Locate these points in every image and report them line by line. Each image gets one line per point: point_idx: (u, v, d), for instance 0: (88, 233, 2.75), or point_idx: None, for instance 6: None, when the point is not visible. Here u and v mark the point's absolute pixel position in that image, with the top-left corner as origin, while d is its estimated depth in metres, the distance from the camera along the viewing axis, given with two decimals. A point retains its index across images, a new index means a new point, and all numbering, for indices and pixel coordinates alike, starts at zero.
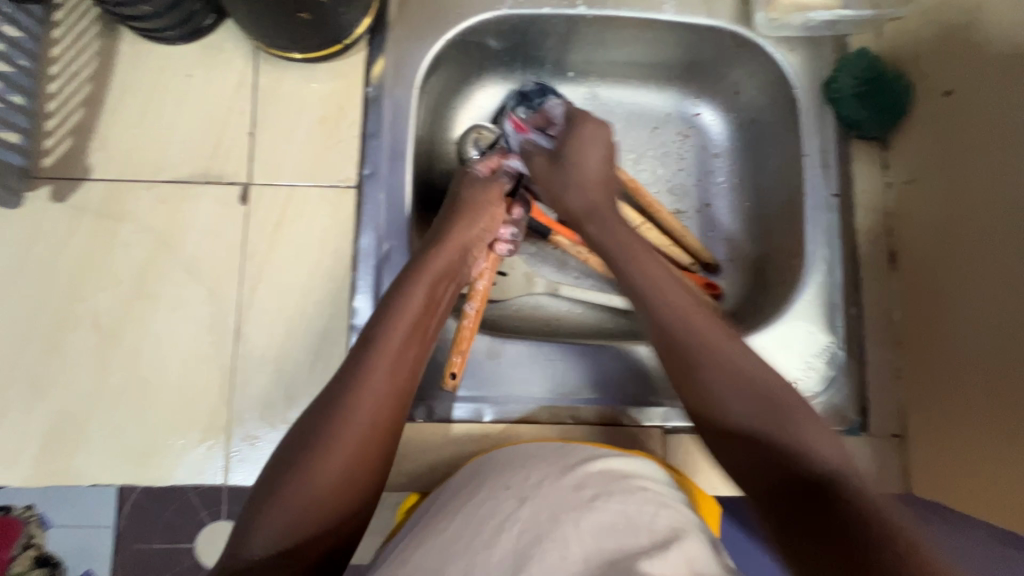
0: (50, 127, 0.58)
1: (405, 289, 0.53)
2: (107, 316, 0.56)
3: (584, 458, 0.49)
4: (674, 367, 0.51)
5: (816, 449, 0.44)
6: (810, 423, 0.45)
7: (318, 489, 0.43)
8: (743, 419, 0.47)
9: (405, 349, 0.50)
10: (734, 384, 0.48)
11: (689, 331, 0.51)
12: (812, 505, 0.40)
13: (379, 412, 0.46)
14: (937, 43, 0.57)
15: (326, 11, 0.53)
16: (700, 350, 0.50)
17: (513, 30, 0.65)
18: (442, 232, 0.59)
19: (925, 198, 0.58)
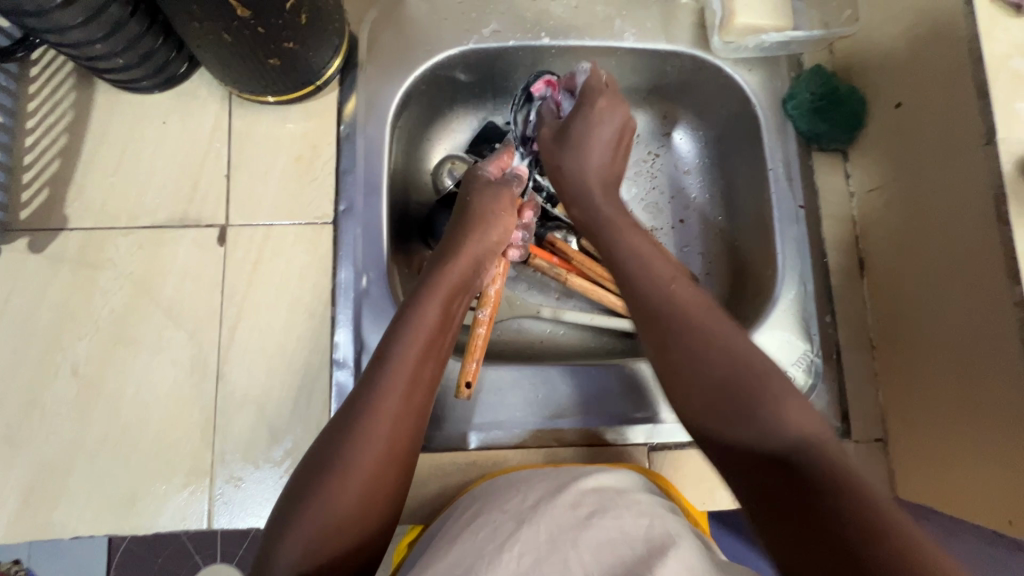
0: (27, 180, 0.58)
1: (420, 304, 0.50)
2: (87, 364, 0.56)
3: (578, 476, 0.49)
4: (649, 328, 0.49)
5: (785, 417, 0.42)
6: (780, 386, 0.43)
7: (341, 511, 0.41)
8: (708, 384, 0.45)
9: (423, 364, 0.47)
10: (707, 350, 0.46)
11: (663, 300, 0.49)
12: (779, 474, 0.39)
13: (399, 431, 0.44)
14: (884, 58, 0.60)
15: (295, 56, 0.55)
16: (676, 321, 0.48)
17: (481, 63, 0.67)
18: (455, 241, 0.56)
19: (886, 205, 0.59)
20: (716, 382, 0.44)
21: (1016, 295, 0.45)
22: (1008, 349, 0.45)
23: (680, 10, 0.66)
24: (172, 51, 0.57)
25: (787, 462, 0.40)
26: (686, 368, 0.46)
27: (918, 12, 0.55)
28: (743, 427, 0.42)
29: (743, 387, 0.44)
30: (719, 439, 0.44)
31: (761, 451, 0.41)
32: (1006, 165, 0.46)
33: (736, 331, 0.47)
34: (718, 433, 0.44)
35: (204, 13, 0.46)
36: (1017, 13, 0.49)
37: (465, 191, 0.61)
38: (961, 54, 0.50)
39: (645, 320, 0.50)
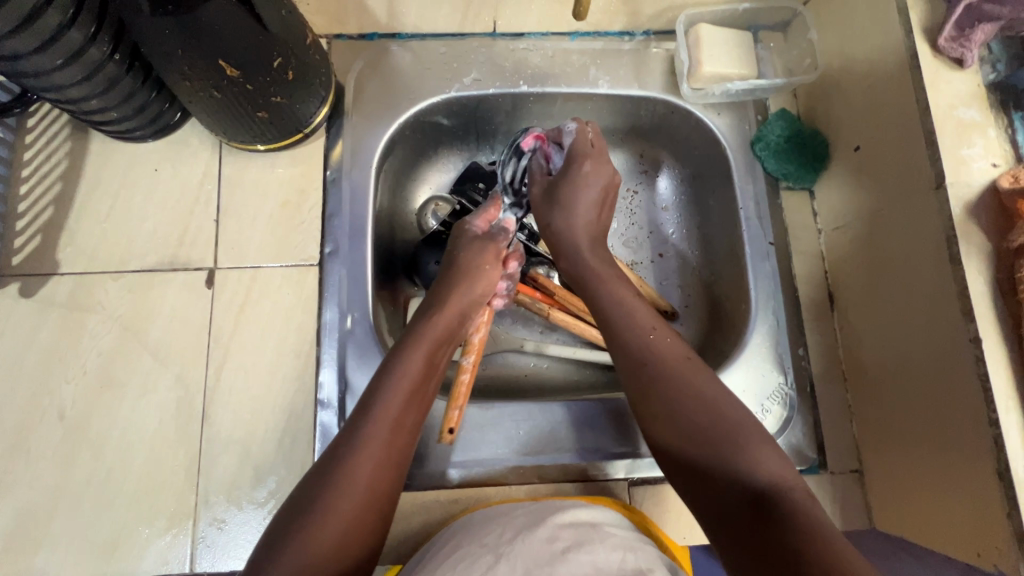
0: (20, 227, 0.60)
1: (402, 354, 0.52)
2: (73, 408, 0.57)
3: (555, 510, 0.50)
4: (631, 379, 0.51)
5: (757, 464, 0.44)
6: (753, 436, 0.46)
7: (314, 558, 0.40)
8: (686, 434, 0.47)
9: (404, 414, 0.49)
10: (688, 406, 0.48)
11: (643, 349, 0.52)
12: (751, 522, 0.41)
13: (378, 478, 0.45)
14: (844, 103, 0.63)
15: (283, 108, 0.57)
16: (657, 372, 0.50)
17: (463, 109, 0.70)
18: (438, 293, 0.58)
19: (851, 242, 0.62)
20: (695, 432, 0.47)
21: (972, 331, 0.47)
22: (965, 382, 0.48)
23: (652, 57, 0.69)
24: (165, 103, 0.60)
25: (759, 508, 0.42)
26: (668, 420, 0.48)
27: (872, 63, 0.58)
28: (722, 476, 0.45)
29: (718, 436, 0.46)
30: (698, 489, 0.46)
31: (736, 499, 0.43)
32: (955, 210, 0.49)
33: (717, 383, 0.49)
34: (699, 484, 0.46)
35: (196, 73, 0.49)
36: (958, 66, 0.52)
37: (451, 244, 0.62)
38: (911, 104, 0.53)
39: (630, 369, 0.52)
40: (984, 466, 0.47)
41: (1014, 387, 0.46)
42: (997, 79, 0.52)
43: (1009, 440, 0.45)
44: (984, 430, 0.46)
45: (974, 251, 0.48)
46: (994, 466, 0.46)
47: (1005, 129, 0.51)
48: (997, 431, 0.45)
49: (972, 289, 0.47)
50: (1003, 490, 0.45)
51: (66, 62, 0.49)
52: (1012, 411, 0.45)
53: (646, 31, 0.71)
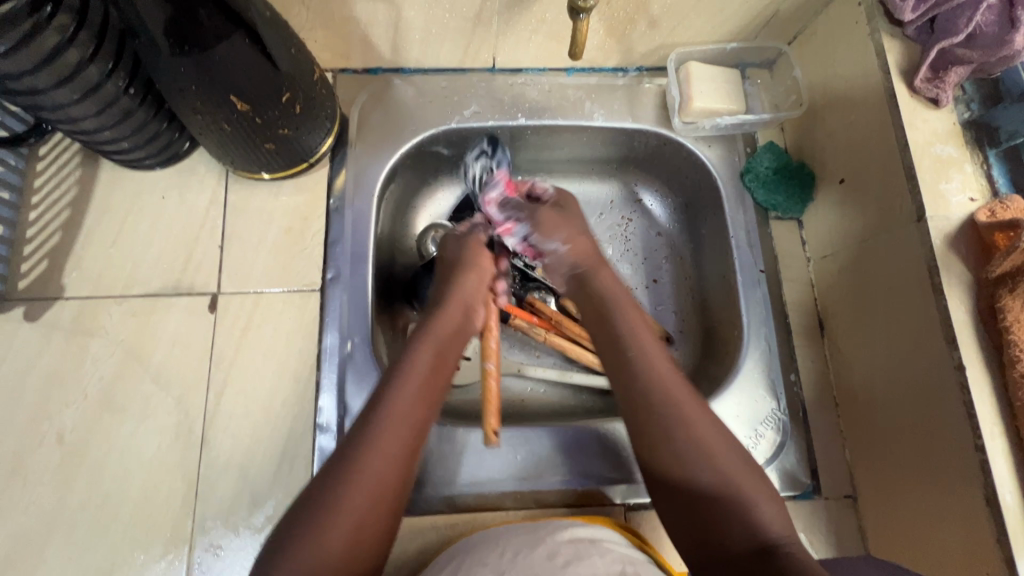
0: (27, 252, 0.61)
1: (411, 351, 0.53)
2: (73, 432, 0.57)
3: (553, 526, 0.52)
4: (630, 410, 0.51)
5: (761, 517, 0.44)
6: (757, 488, 0.46)
7: (328, 553, 0.42)
8: (687, 475, 0.47)
9: (414, 405, 0.49)
10: (697, 462, 0.47)
11: (659, 395, 0.50)
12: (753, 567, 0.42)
13: (388, 472, 0.46)
14: (828, 137, 0.66)
15: (291, 139, 0.59)
16: (666, 419, 0.49)
17: (463, 139, 0.72)
18: (444, 287, 0.60)
19: (838, 271, 0.64)
20: (698, 474, 0.46)
21: (956, 358, 0.49)
22: (951, 407, 0.49)
23: (644, 93, 0.72)
24: (175, 133, 0.62)
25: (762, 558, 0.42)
26: (669, 457, 0.47)
27: (853, 102, 0.61)
28: (721, 523, 0.44)
29: (722, 482, 0.46)
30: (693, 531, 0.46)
31: (738, 543, 0.43)
32: (936, 241, 0.51)
33: (716, 423, 0.49)
34: (697, 524, 0.46)
35: (208, 107, 0.51)
36: (935, 105, 0.55)
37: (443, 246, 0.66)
38: (891, 141, 0.56)
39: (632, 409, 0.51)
40: (972, 490, 0.48)
41: (998, 413, 0.47)
42: (971, 117, 0.55)
43: (995, 465, 0.46)
44: (971, 456, 0.48)
45: (956, 282, 0.50)
46: (981, 491, 0.47)
47: (980, 165, 0.53)
48: (983, 456, 0.47)
49: (954, 318, 0.49)
50: (992, 515, 0.46)
51: (82, 96, 0.51)
52: (998, 437, 0.47)
53: (639, 68, 0.74)
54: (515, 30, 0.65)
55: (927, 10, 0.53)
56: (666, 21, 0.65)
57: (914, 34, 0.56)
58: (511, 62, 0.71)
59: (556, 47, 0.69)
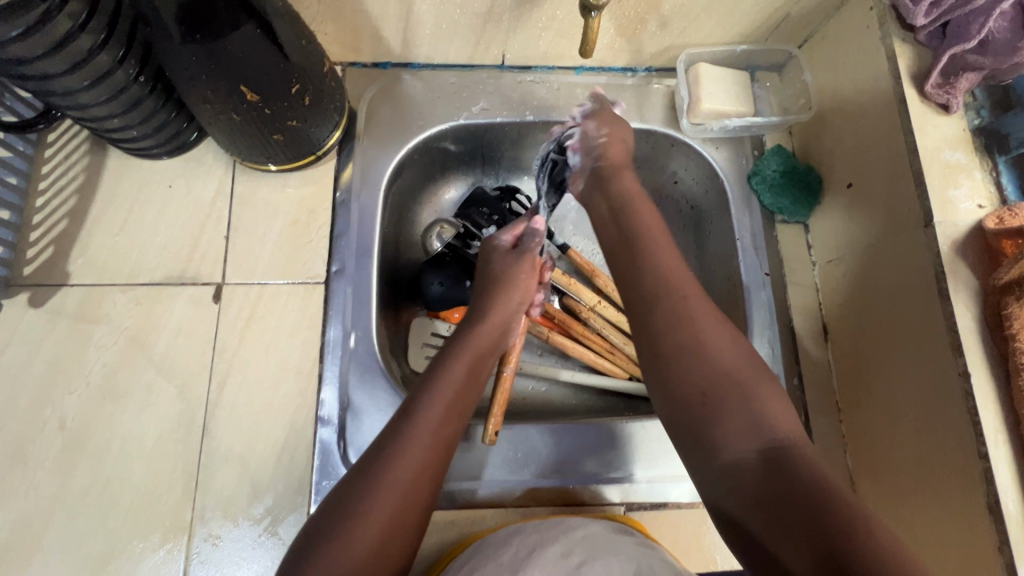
0: (34, 238, 0.61)
1: (446, 362, 0.54)
2: (75, 419, 0.57)
3: (566, 522, 0.53)
4: (641, 323, 0.50)
5: (771, 414, 0.44)
6: (766, 387, 0.46)
7: (355, 559, 0.41)
8: (705, 384, 0.46)
9: (449, 417, 0.50)
10: (705, 359, 0.46)
11: (677, 305, 0.49)
12: (764, 469, 0.41)
13: (420, 482, 0.46)
14: (836, 142, 0.66)
15: (299, 131, 0.59)
16: (690, 335, 0.48)
17: (470, 135, 0.72)
18: (484, 302, 0.60)
19: (844, 275, 0.64)
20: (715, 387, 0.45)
21: (961, 365, 0.49)
22: (955, 414, 0.49)
23: (653, 93, 0.72)
24: (183, 122, 0.62)
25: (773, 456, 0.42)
26: (688, 371, 0.47)
27: (862, 106, 0.61)
28: (732, 425, 0.44)
29: (734, 386, 0.45)
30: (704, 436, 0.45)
31: (748, 450, 0.43)
32: (943, 247, 0.51)
33: (727, 329, 0.49)
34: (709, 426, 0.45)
35: (217, 97, 0.51)
36: (945, 111, 0.55)
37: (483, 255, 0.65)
38: (900, 146, 0.56)
39: (641, 316, 0.50)
40: (976, 499, 0.48)
41: (1002, 421, 0.47)
42: (981, 125, 0.55)
43: (998, 473, 0.46)
44: (974, 463, 0.48)
45: (962, 288, 0.50)
46: (984, 498, 0.47)
47: (989, 172, 0.53)
48: (986, 464, 0.47)
49: (960, 325, 0.49)
50: (994, 523, 0.46)
51: (93, 83, 0.51)
52: (1001, 444, 0.47)
53: (648, 68, 0.74)
54: (525, 27, 0.65)
55: (939, 15, 0.53)
56: (677, 21, 0.65)
57: (926, 39, 0.56)
58: (521, 59, 0.71)
59: (567, 45, 0.68)
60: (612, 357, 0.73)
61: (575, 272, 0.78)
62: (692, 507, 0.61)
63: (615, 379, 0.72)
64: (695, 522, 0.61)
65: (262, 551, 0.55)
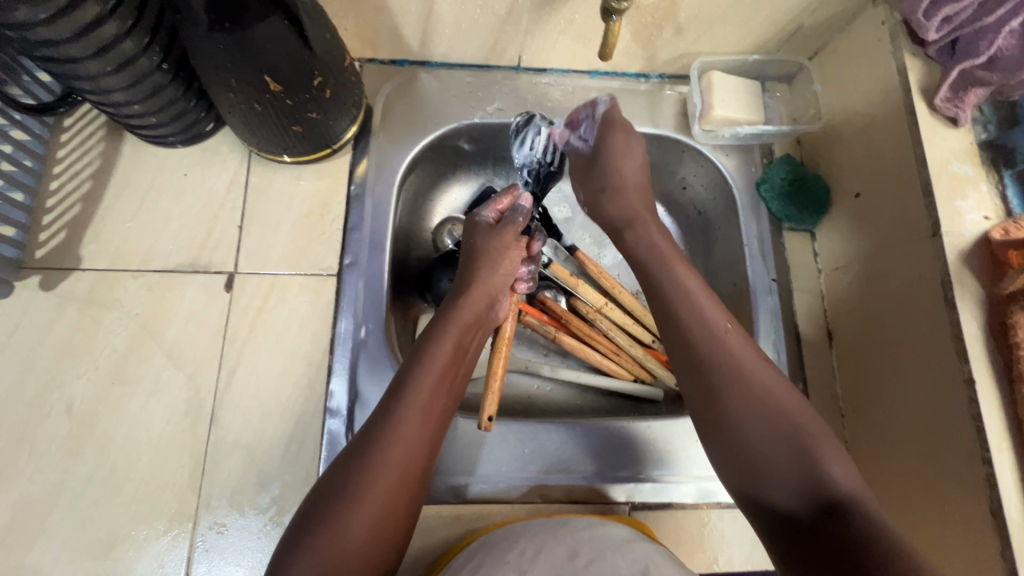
0: (47, 221, 0.61)
1: (434, 341, 0.55)
2: (83, 403, 0.57)
3: (569, 522, 0.53)
4: (698, 392, 0.52)
5: (829, 476, 0.46)
6: (828, 443, 0.48)
7: (351, 539, 0.43)
8: (762, 455, 0.48)
9: (435, 395, 0.51)
10: (756, 412, 0.49)
11: (736, 375, 0.51)
12: (822, 534, 0.44)
13: (410, 467, 0.47)
14: (843, 153, 0.67)
15: (318, 123, 0.60)
16: (749, 412, 0.49)
17: (484, 135, 0.73)
18: (466, 280, 0.60)
19: (849, 282, 0.65)
20: (769, 458, 0.48)
21: (966, 372, 0.50)
22: (959, 420, 0.50)
23: (665, 100, 0.74)
24: (202, 111, 0.62)
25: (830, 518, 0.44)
26: (746, 441, 0.49)
27: (871, 117, 0.62)
28: (786, 490, 0.47)
29: (794, 455, 0.47)
30: (765, 503, 0.48)
31: (806, 513, 0.45)
32: (950, 256, 0.52)
33: (780, 380, 0.50)
34: (768, 491, 0.48)
35: (240, 85, 0.51)
36: (953, 124, 0.56)
37: (469, 236, 0.65)
38: (909, 157, 0.57)
39: (698, 386, 0.52)
40: (979, 504, 0.48)
41: (1006, 428, 0.48)
42: (987, 138, 0.56)
43: (1001, 479, 0.47)
44: (977, 468, 0.49)
45: (968, 297, 0.51)
46: (986, 504, 0.48)
47: (994, 185, 0.55)
48: (989, 469, 0.48)
49: (965, 333, 0.50)
50: (997, 529, 0.47)
51: (116, 69, 0.51)
52: (1005, 451, 0.47)
53: (660, 74, 0.75)
54: (543, 30, 0.66)
55: (950, 31, 0.54)
56: (692, 29, 0.66)
57: (936, 54, 0.57)
58: (537, 61, 0.72)
59: (583, 49, 0.69)
60: (617, 359, 0.73)
61: (582, 273, 0.79)
62: (697, 508, 0.61)
63: (621, 381, 0.73)
64: (699, 522, 0.61)
65: (267, 540, 0.55)
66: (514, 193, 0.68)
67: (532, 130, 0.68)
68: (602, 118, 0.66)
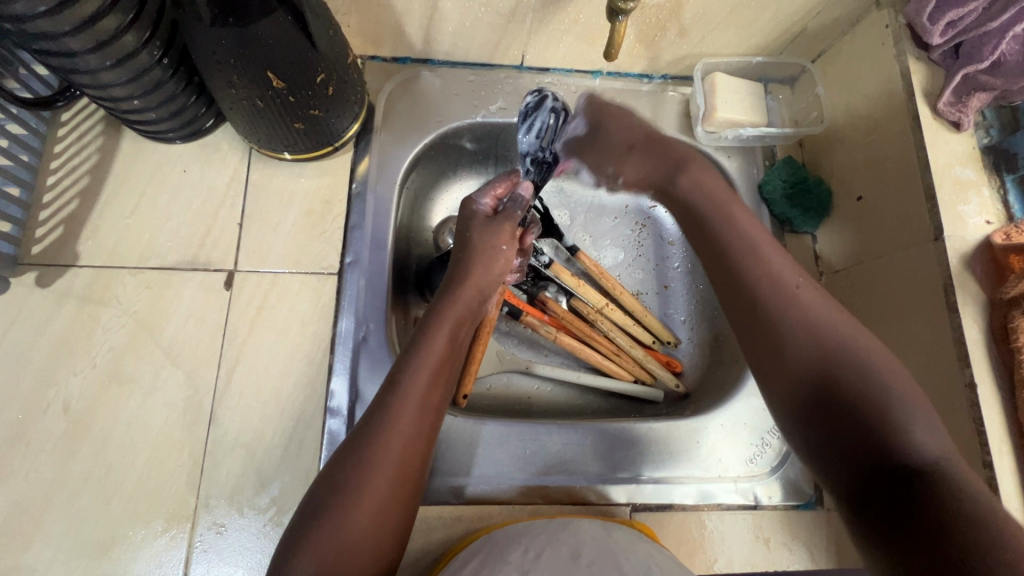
0: (43, 217, 0.61)
1: (429, 334, 0.54)
2: (79, 401, 0.56)
3: (572, 522, 0.53)
4: (758, 347, 0.51)
5: (912, 440, 0.42)
6: (911, 408, 0.43)
7: (352, 533, 0.43)
8: (828, 416, 0.45)
9: (433, 387, 0.51)
10: (814, 363, 0.47)
11: (803, 326, 0.48)
12: (898, 493, 0.40)
13: (411, 459, 0.47)
14: (846, 155, 0.67)
15: (320, 120, 0.59)
16: (813, 370, 0.47)
17: (486, 134, 0.73)
18: (461, 275, 0.59)
19: (851, 284, 0.65)
20: (836, 417, 0.45)
21: (967, 375, 0.50)
22: (959, 423, 0.51)
23: (668, 101, 0.74)
24: (202, 107, 0.61)
25: (909, 484, 0.40)
26: (812, 403, 0.47)
27: (873, 122, 0.63)
28: (852, 451, 0.43)
29: (867, 417, 0.44)
30: (828, 466, 0.45)
31: (877, 470, 0.42)
32: (953, 260, 0.53)
33: (849, 329, 0.48)
34: (832, 450, 0.45)
35: (243, 82, 0.51)
36: (956, 129, 0.57)
37: (462, 225, 0.64)
38: (913, 160, 0.57)
39: (757, 332, 0.51)
40: None
41: (1007, 431, 0.48)
42: (990, 143, 0.57)
43: (1000, 482, 0.48)
44: (978, 471, 0.49)
45: (970, 301, 0.51)
46: None
47: (997, 190, 0.55)
48: (990, 472, 0.48)
49: (967, 336, 0.51)
50: None
51: (116, 63, 0.50)
52: (1005, 454, 0.48)
53: (663, 75, 0.75)
54: (546, 30, 0.66)
55: (954, 35, 0.55)
56: (696, 31, 0.66)
57: (939, 59, 0.58)
58: (540, 61, 0.72)
59: (587, 49, 0.69)
60: (618, 360, 0.73)
61: (584, 275, 0.78)
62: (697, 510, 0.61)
63: (622, 382, 0.73)
64: (699, 522, 0.61)
65: (266, 541, 0.55)
66: (512, 179, 0.65)
67: (540, 116, 0.64)
68: (585, 111, 0.64)
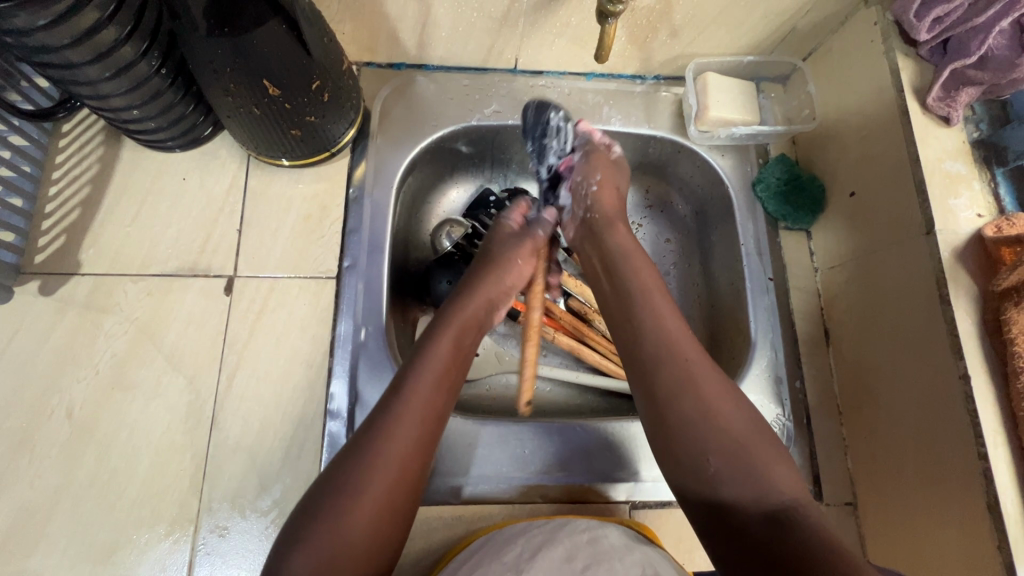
0: (45, 227, 0.61)
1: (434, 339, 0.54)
2: (83, 407, 0.57)
3: (563, 524, 0.53)
4: (646, 380, 0.50)
5: (777, 483, 0.45)
6: (770, 455, 0.46)
7: (347, 539, 0.43)
8: (702, 447, 0.47)
9: (435, 395, 0.51)
10: (706, 405, 0.48)
11: (690, 368, 0.49)
12: (762, 530, 0.43)
13: (410, 461, 0.47)
14: (839, 152, 0.67)
15: (316, 127, 0.60)
16: (702, 407, 0.48)
17: (481, 137, 0.74)
18: (468, 283, 0.60)
19: (845, 280, 0.65)
20: (707, 449, 0.46)
21: (962, 368, 0.50)
22: (954, 415, 0.51)
23: (660, 101, 0.74)
24: (200, 116, 0.62)
25: (769, 524, 0.43)
26: (687, 439, 0.47)
27: (864, 118, 0.63)
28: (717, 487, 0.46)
29: (743, 462, 0.46)
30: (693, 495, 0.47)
31: (745, 509, 0.44)
32: (944, 253, 0.53)
33: (730, 380, 0.49)
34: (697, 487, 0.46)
35: (239, 91, 0.52)
36: (946, 123, 0.57)
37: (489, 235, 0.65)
38: (904, 156, 0.57)
39: (644, 368, 0.51)
40: (976, 498, 0.49)
41: (1001, 422, 0.49)
42: (980, 137, 0.57)
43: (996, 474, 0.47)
44: (973, 463, 0.49)
45: (962, 294, 0.52)
46: (983, 497, 0.49)
47: (988, 183, 0.55)
48: (985, 464, 0.48)
49: (961, 329, 0.51)
50: (993, 523, 0.48)
51: (114, 74, 0.51)
52: (1000, 446, 0.48)
53: (656, 76, 0.76)
54: (538, 32, 0.66)
55: (941, 30, 0.55)
56: (686, 32, 0.67)
57: (927, 54, 0.58)
58: (533, 64, 0.72)
59: (579, 51, 0.70)
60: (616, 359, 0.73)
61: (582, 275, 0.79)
62: None
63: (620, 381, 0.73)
64: None
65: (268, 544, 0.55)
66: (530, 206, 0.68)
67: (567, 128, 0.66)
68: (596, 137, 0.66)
